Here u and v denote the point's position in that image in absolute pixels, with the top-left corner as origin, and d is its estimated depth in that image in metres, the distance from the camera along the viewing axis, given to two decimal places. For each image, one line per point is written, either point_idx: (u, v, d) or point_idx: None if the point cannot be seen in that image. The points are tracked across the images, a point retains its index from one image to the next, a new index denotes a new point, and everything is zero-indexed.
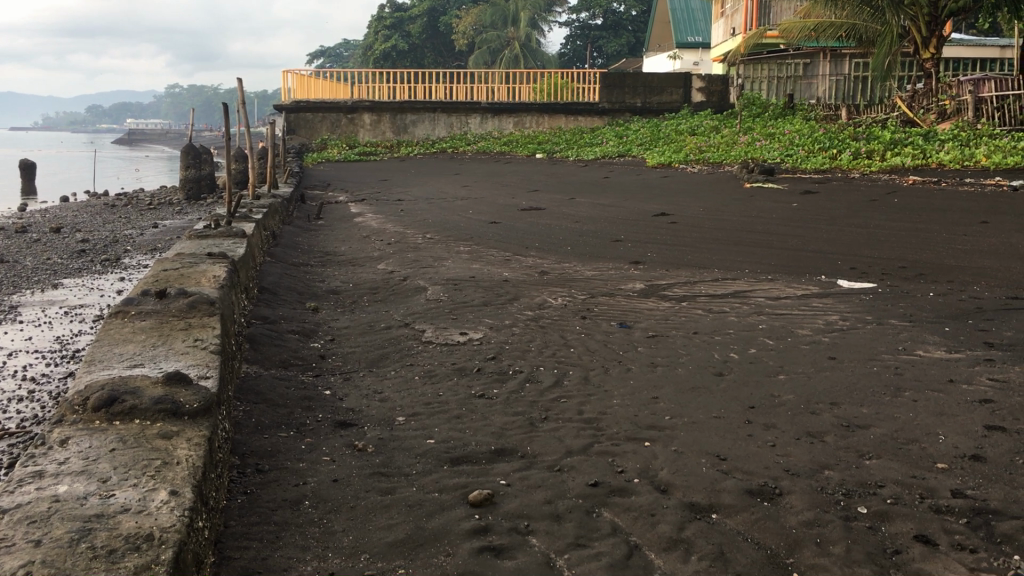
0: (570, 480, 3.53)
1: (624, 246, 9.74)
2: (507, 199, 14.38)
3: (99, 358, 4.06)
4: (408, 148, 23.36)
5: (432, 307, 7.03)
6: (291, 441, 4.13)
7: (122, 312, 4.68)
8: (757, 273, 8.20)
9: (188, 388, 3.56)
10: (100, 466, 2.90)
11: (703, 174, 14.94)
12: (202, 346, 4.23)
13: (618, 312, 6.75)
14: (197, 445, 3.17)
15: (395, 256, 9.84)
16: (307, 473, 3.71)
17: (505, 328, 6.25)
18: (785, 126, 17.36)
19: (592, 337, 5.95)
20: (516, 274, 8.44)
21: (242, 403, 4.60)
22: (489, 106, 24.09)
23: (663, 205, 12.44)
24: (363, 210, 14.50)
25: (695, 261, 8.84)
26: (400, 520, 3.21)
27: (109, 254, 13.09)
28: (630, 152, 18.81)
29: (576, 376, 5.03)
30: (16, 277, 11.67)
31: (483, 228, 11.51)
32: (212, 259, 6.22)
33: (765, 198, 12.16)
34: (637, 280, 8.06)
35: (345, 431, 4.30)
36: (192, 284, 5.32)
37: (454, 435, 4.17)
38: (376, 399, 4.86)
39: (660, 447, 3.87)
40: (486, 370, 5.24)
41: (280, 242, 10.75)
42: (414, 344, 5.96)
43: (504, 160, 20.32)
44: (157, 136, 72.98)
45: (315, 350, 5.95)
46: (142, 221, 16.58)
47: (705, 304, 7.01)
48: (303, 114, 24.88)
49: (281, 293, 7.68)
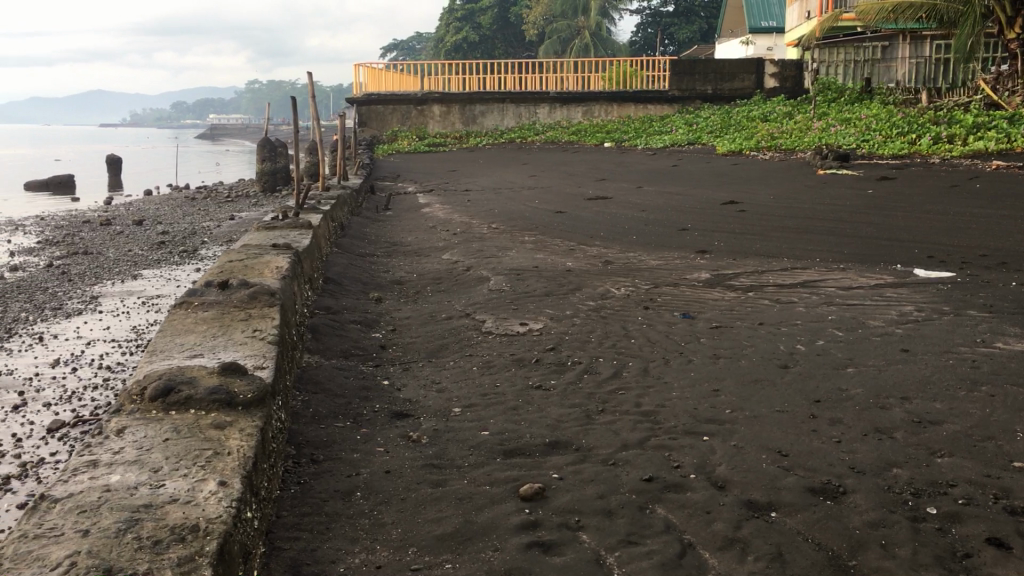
0: (625, 474, 3.45)
1: (691, 235, 9.57)
2: (575, 188, 14.28)
3: (160, 348, 4.12)
4: (476, 139, 23.37)
5: (494, 297, 7.00)
6: (346, 432, 4.13)
7: (185, 302, 4.75)
8: (828, 262, 7.96)
9: (242, 378, 3.58)
10: (152, 456, 2.94)
11: (776, 161, 14.60)
12: (261, 337, 4.26)
13: (682, 303, 6.61)
14: (249, 435, 3.18)
15: (461, 246, 9.85)
16: (360, 464, 3.71)
17: (566, 318, 6.19)
18: (862, 112, 16.83)
19: (654, 328, 5.85)
20: (580, 264, 8.35)
21: (300, 393, 4.63)
22: (557, 95, 23.93)
23: (733, 193, 12.20)
24: (431, 201, 14.54)
25: (764, 250, 8.63)
26: (450, 513, 3.18)
27: (186, 246, 13.40)
28: (701, 139, 18.48)
29: (636, 368, 4.94)
30: (98, 268, 12.02)
31: (549, 218, 11.44)
32: (276, 250, 6.28)
33: (839, 185, 11.82)
34: (703, 270, 7.90)
35: (401, 422, 4.29)
36: (254, 275, 5.38)
37: (509, 427, 4.12)
38: (433, 390, 4.85)
39: (719, 441, 3.76)
40: (545, 361, 5.18)
41: (348, 233, 10.87)
42: (474, 335, 5.93)
43: (572, 150, 20.16)
44: (234, 130, 74.67)
45: (376, 340, 5.97)
46: (219, 214, 16.93)
47: (773, 294, 6.83)
48: (374, 107, 25.30)
49: (346, 283, 7.74)
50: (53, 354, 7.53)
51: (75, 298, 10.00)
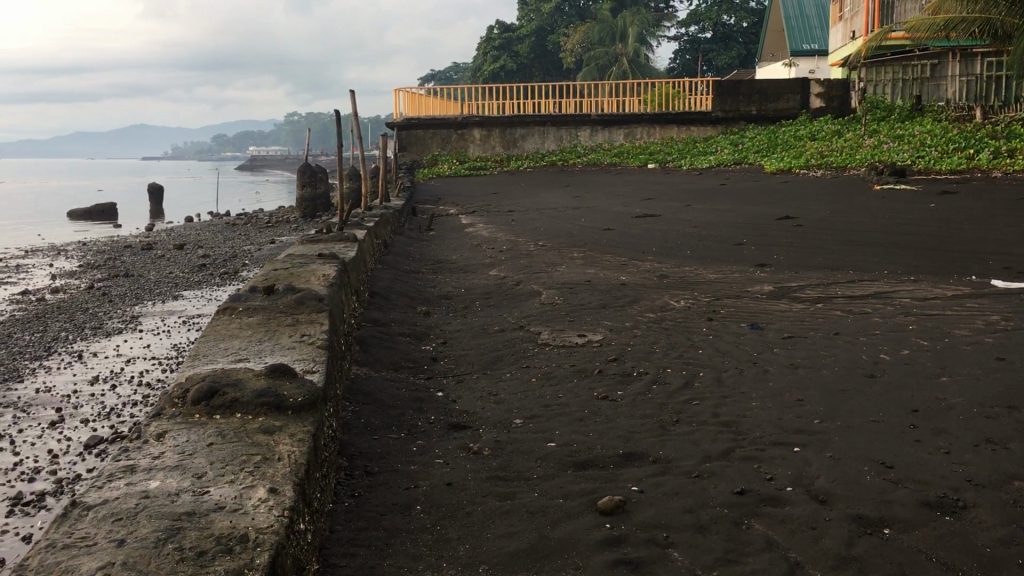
0: (713, 487, 3.11)
1: (748, 250, 9.19)
2: (620, 207, 13.96)
3: (203, 352, 3.85)
4: (517, 162, 23.16)
5: (547, 310, 6.69)
6: (401, 443, 3.83)
7: (229, 308, 4.49)
8: (898, 274, 7.55)
9: (292, 381, 3.29)
10: (195, 461, 2.65)
11: (828, 179, 14.19)
12: (309, 341, 3.98)
13: (747, 314, 6.25)
14: (300, 441, 2.89)
15: (508, 262, 9.57)
16: (419, 477, 3.39)
17: (626, 329, 5.86)
18: (916, 128, 16.35)
19: (722, 338, 5.50)
20: (635, 278, 8.02)
21: (351, 403, 4.34)
22: (598, 118, 23.67)
23: (786, 209, 11.81)
24: (474, 221, 14.31)
25: (827, 263, 8.23)
26: (522, 528, 2.85)
27: (228, 268, 13.29)
28: (748, 159, 18.09)
29: (709, 378, 4.59)
30: (138, 289, 11.91)
31: (597, 235, 11.12)
32: (321, 260, 6.04)
33: (898, 200, 11.37)
34: (764, 282, 7.54)
35: (459, 434, 3.98)
36: (301, 282, 5.12)
37: (577, 438, 3.80)
38: (491, 401, 4.55)
39: (813, 453, 3.40)
40: (608, 372, 4.85)
41: (391, 250, 10.65)
42: (531, 347, 5.62)
43: (615, 171, 19.85)
44: (274, 160, 75.48)
45: (427, 352, 5.69)
46: (260, 238, 16.85)
47: (844, 305, 6.45)
48: (414, 132, 25.23)
49: (393, 297, 7.48)
50: (92, 371, 7.33)
51: (116, 318, 9.87)
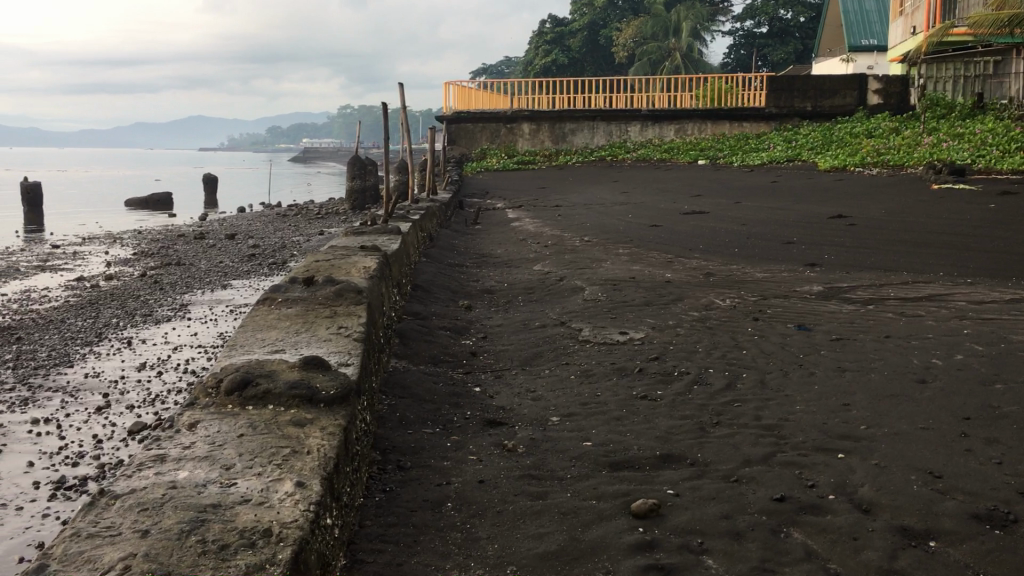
0: (752, 493, 3.02)
1: (798, 249, 9.00)
2: (669, 203, 13.80)
3: (240, 342, 3.85)
4: (566, 157, 23.05)
5: (590, 306, 6.62)
6: (436, 438, 3.79)
7: (268, 298, 4.49)
8: (953, 276, 7.34)
9: (326, 374, 3.27)
10: (224, 452, 2.64)
11: (883, 177, 13.88)
12: (346, 334, 3.96)
13: (795, 314, 6.12)
14: (331, 434, 2.87)
15: (553, 257, 9.50)
16: (452, 474, 3.35)
17: (669, 328, 5.76)
18: (976, 126, 15.91)
19: (767, 339, 5.38)
20: (681, 275, 7.90)
21: (388, 396, 4.32)
22: (649, 113, 23.42)
23: (839, 207, 11.56)
24: (521, 215, 14.27)
25: (880, 263, 8.03)
26: (553, 530, 2.80)
27: (276, 259, 13.41)
28: (801, 156, 17.77)
29: (752, 379, 4.48)
30: (188, 278, 12.07)
31: (645, 231, 11.00)
32: (363, 252, 6.03)
33: (956, 200, 11.06)
34: (814, 282, 7.37)
35: (494, 431, 3.94)
36: (341, 274, 5.11)
37: (614, 438, 3.73)
38: (528, 397, 4.50)
39: (857, 460, 3.29)
40: (649, 371, 4.77)
41: (437, 244, 10.64)
42: (572, 343, 5.56)
43: (664, 167, 19.65)
44: (326, 153, 76.19)
45: (467, 346, 5.66)
46: (309, 229, 16.99)
47: (896, 307, 6.28)
48: (464, 125, 25.24)
49: (435, 290, 7.46)
50: (139, 358, 7.43)
51: (165, 305, 10.00)
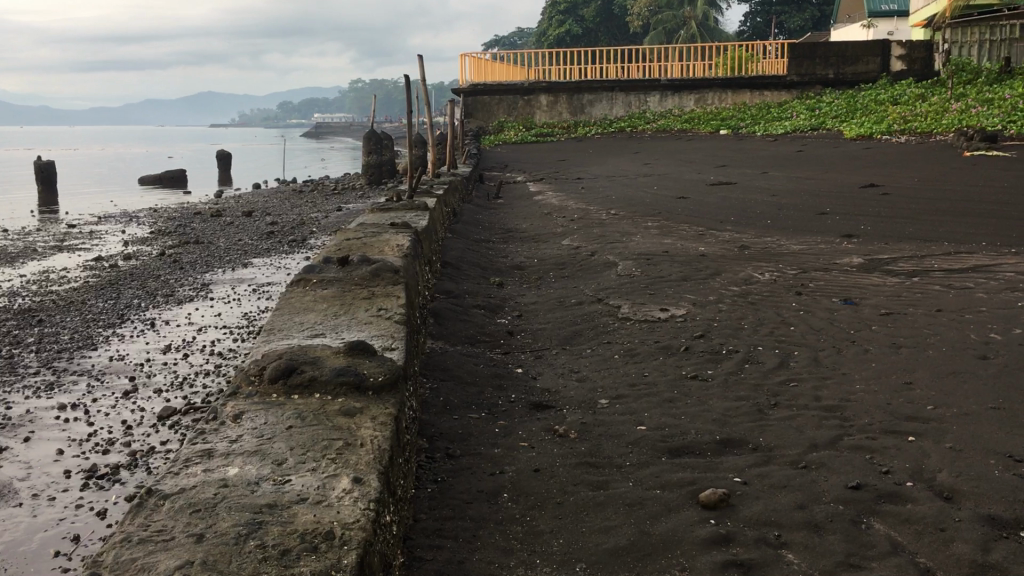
0: (825, 481, 2.86)
1: (833, 220, 8.79)
2: (693, 175, 13.57)
3: (278, 326, 3.71)
4: (585, 129, 22.74)
5: (625, 282, 6.45)
6: (482, 424, 3.65)
7: (303, 279, 4.35)
8: (997, 246, 7.11)
9: (372, 359, 3.13)
10: (275, 445, 2.50)
11: (912, 144, 13.57)
12: (386, 316, 3.82)
13: (839, 288, 5.92)
14: (382, 425, 2.73)
15: (580, 231, 9.31)
16: (504, 462, 3.21)
17: (710, 304, 5.60)
18: (1006, 91, 15.52)
19: (814, 314, 5.21)
20: (714, 249, 7.71)
21: (429, 379, 4.19)
22: (669, 83, 23.05)
23: (871, 177, 11.29)
24: (542, 189, 14.05)
25: (919, 234, 7.80)
26: (619, 523, 2.66)
27: (295, 236, 13.28)
28: (825, 124, 17.42)
29: (805, 357, 4.32)
30: (209, 257, 11.96)
31: (672, 204, 10.79)
32: (394, 229, 5.87)
33: (992, 166, 10.77)
34: (853, 254, 7.17)
35: (542, 415, 3.80)
36: (375, 253, 4.96)
37: (668, 422, 3.58)
38: (573, 379, 4.35)
39: (930, 443, 3.12)
40: (696, 349, 4.61)
41: (460, 219, 10.47)
42: (611, 321, 5.40)
43: (686, 138, 19.34)
44: (339, 128, 75.90)
45: (503, 326, 5.51)
46: (327, 205, 16.85)
47: (943, 279, 6.07)
48: (481, 98, 24.95)
49: (464, 268, 7.30)
50: (164, 340, 7.31)
51: (187, 285, 9.88)
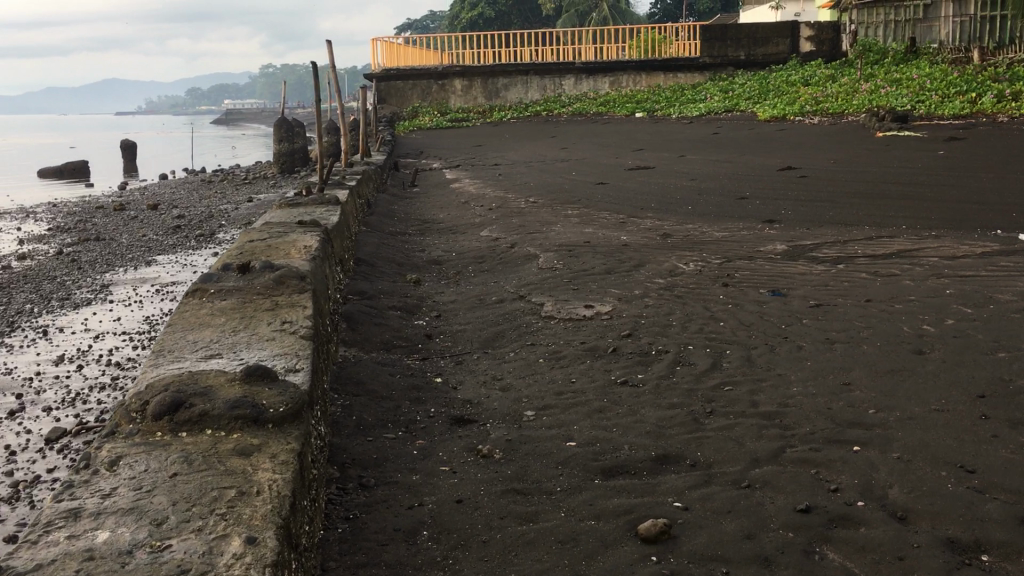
0: (771, 503, 2.66)
1: (753, 205, 8.70)
2: (612, 159, 13.41)
3: (168, 346, 3.33)
4: (500, 113, 22.41)
5: (547, 276, 6.19)
6: (399, 445, 3.36)
7: (199, 289, 3.96)
8: (917, 229, 7.08)
9: (272, 384, 2.78)
10: (155, 499, 2.15)
11: (826, 126, 13.64)
12: (291, 331, 3.48)
13: (765, 278, 5.77)
14: (284, 465, 2.41)
15: (499, 221, 9.03)
16: (423, 492, 2.92)
17: (636, 299, 5.38)
18: (913, 71, 15.75)
19: (743, 308, 5.04)
20: (637, 238, 7.53)
21: (341, 395, 3.86)
22: (583, 66, 22.88)
23: (788, 159, 11.27)
24: (459, 176, 13.73)
25: (839, 218, 7.74)
26: (553, 566, 2.41)
27: (203, 230, 12.66)
28: (739, 106, 17.47)
29: (738, 357, 4.13)
30: (109, 255, 11.28)
31: (590, 191, 10.59)
32: (302, 228, 5.49)
33: (905, 148, 10.86)
34: (776, 241, 7.06)
35: (464, 432, 3.52)
36: (280, 256, 4.60)
37: (599, 437, 3.34)
38: (496, 387, 4.08)
39: (877, 454, 2.95)
40: (624, 351, 4.38)
41: (375, 211, 10.09)
42: (535, 320, 5.14)
43: (602, 121, 19.20)
44: (249, 114, 73.80)
45: (421, 328, 5.20)
46: (236, 196, 16.19)
47: (868, 266, 5.97)
48: (393, 83, 24.42)
49: (379, 265, 6.95)
50: (57, 350, 6.76)
51: (84, 287, 9.26)
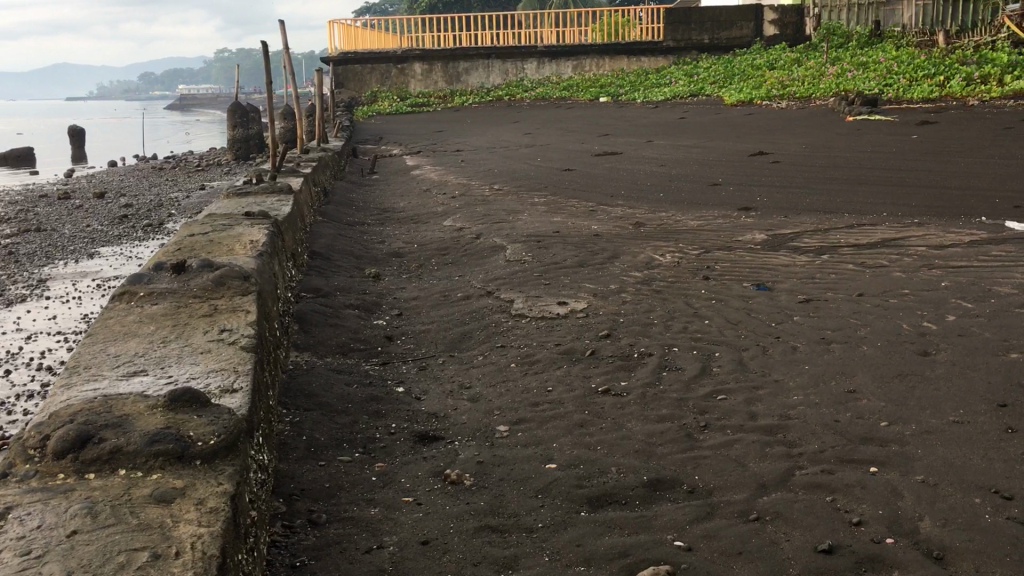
0: (785, 541, 2.31)
1: (727, 192, 8.37)
2: (578, 144, 13.05)
3: (87, 360, 2.88)
4: (462, 98, 21.90)
5: (516, 270, 5.80)
6: (357, 471, 2.96)
7: (127, 292, 3.51)
8: (899, 217, 6.78)
9: (201, 409, 2.35)
10: (46, 569, 1.73)
11: (794, 110, 13.35)
12: (229, 341, 3.04)
13: (747, 271, 5.43)
14: (212, 513, 1.99)
15: (463, 210, 8.61)
16: (381, 530, 2.52)
17: (612, 294, 5.01)
18: (880, 54, 15.52)
19: (728, 304, 4.69)
20: (608, 227, 7.16)
21: (290, 409, 3.43)
22: (545, 50, 22.42)
23: (759, 144, 10.95)
24: (420, 162, 13.28)
25: (818, 205, 7.43)
26: None
27: (151, 219, 12.09)
28: (704, 90, 17.16)
29: (728, 361, 3.77)
30: (51, 247, 10.68)
31: (557, 177, 10.20)
32: (249, 220, 5.03)
33: (878, 132, 10.59)
34: (754, 230, 6.73)
35: (430, 453, 3.12)
36: (221, 253, 4.15)
37: (582, 457, 2.97)
38: (464, 398, 3.68)
39: (898, 477, 2.61)
40: (604, 355, 4.01)
41: (332, 199, 9.62)
42: (504, 320, 4.74)
43: (565, 106, 18.79)
44: (205, 98, 72.20)
45: (381, 329, 4.78)
46: (188, 184, 15.60)
47: (854, 257, 5.65)
48: (352, 67, 23.81)
49: (336, 258, 6.51)
50: None
51: (20, 282, 8.70)
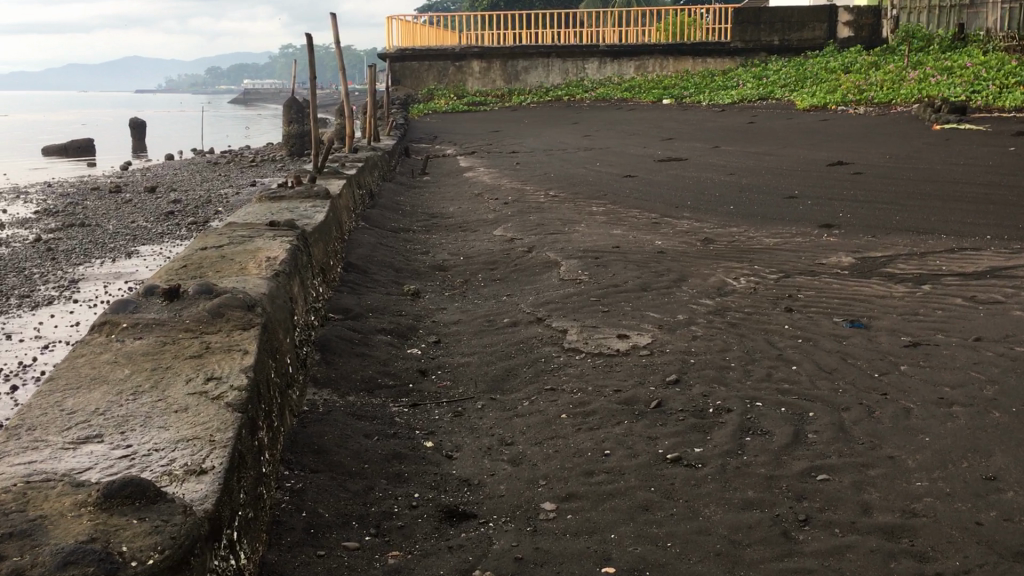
0: None
1: (805, 205, 7.63)
2: (640, 148, 12.38)
3: (33, 417, 2.32)
4: (520, 97, 21.30)
5: (570, 291, 5.17)
6: (364, 565, 2.36)
7: (108, 322, 2.96)
8: (1005, 242, 5.99)
9: (145, 510, 1.76)
10: None
11: (873, 117, 12.50)
12: (212, 393, 2.45)
13: (837, 303, 4.71)
14: None
15: (516, 218, 8.00)
16: None
17: (681, 327, 4.35)
18: (966, 59, 14.52)
19: (819, 345, 4.00)
20: (673, 243, 6.49)
21: (294, 470, 2.85)
22: (607, 49, 21.70)
23: (837, 153, 10.15)
24: (473, 164, 12.71)
25: (910, 224, 6.66)
26: None
27: (195, 218, 11.68)
28: (774, 94, 16.35)
29: (828, 424, 3.10)
30: (90, 244, 10.30)
31: (617, 184, 9.55)
32: (271, 231, 4.47)
33: (971, 142, 9.73)
34: (840, 251, 6.01)
35: (458, 539, 2.51)
36: (230, 274, 3.59)
37: (648, 558, 2.34)
38: (504, 459, 3.06)
39: None
40: (673, 408, 3.35)
41: (378, 203, 9.08)
42: (555, 355, 4.10)
43: (626, 108, 18.10)
44: (267, 93, 72.71)
45: (414, 361, 4.19)
46: (239, 180, 15.25)
47: (960, 289, 4.90)
48: (409, 63, 23.34)
49: (373, 271, 5.96)
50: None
51: (51, 282, 8.28)
